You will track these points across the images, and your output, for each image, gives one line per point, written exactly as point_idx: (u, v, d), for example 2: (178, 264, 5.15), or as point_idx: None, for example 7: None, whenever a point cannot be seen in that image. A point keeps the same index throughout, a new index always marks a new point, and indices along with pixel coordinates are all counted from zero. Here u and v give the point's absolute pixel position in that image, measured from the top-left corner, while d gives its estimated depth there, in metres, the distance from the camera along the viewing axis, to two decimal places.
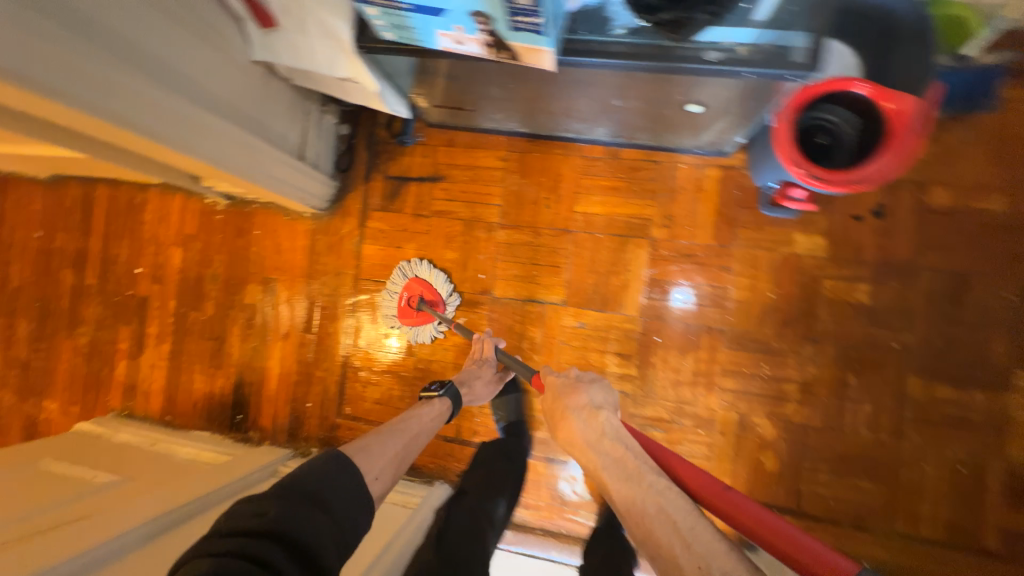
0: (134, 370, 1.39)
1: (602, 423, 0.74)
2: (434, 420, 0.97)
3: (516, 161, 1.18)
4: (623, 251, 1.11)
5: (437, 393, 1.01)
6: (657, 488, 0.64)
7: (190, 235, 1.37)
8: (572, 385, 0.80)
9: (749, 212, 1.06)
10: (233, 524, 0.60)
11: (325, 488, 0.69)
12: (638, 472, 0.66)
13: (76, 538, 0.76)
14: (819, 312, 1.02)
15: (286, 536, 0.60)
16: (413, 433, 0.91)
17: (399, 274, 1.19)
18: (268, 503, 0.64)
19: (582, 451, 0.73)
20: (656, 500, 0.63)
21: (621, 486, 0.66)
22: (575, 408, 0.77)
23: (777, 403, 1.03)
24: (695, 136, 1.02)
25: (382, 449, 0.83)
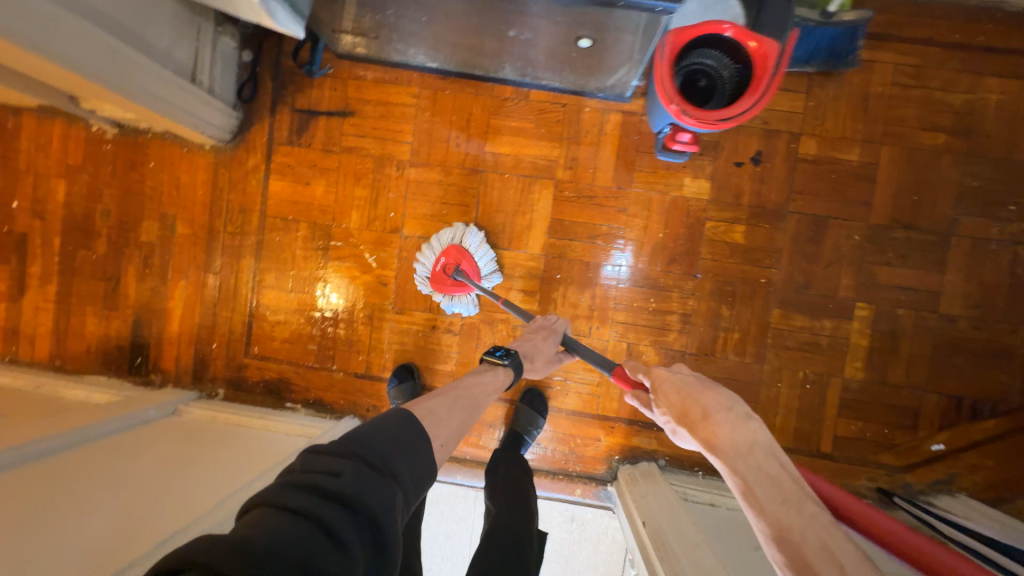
0: (15, 313, 1.29)
1: (752, 432, 0.61)
2: (497, 391, 0.89)
3: (427, 99, 1.17)
4: (529, 192, 1.15)
5: (502, 361, 0.92)
6: (820, 520, 0.52)
7: (75, 167, 1.26)
8: (700, 382, 0.68)
9: (645, 157, 1.13)
10: (302, 480, 0.53)
11: (397, 459, 0.61)
12: (797, 499, 0.54)
13: None
14: (701, 250, 1.12)
15: (358, 505, 0.52)
16: (477, 404, 0.83)
17: (441, 238, 1.12)
18: (343, 464, 0.56)
19: (724, 458, 0.59)
20: (821, 531, 0.51)
21: (776, 510, 0.53)
22: (714, 408, 0.64)
23: (661, 334, 1.13)
24: (596, 78, 1.06)
25: (450, 419, 0.76)
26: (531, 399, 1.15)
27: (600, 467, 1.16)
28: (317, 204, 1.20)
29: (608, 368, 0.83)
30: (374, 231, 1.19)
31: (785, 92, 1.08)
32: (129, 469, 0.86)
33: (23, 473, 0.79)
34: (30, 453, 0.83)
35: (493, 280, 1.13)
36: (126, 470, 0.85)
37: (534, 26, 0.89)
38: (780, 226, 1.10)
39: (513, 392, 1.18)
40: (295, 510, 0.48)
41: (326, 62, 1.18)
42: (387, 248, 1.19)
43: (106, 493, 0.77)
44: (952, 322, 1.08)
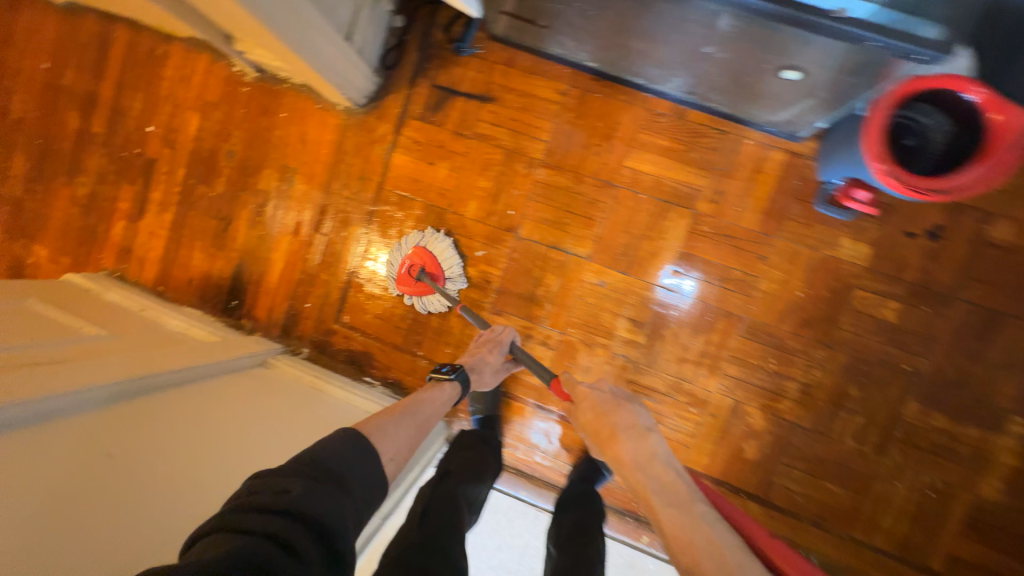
0: (132, 233, 1.33)
1: (651, 447, 0.70)
2: (445, 407, 0.90)
3: (574, 99, 1.10)
4: (663, 218, 1.07)
5: (448, 377, 0.94)
6: (707, 518, 0.61)
7: (211, 103, 1.28)
8: (613, 402, 0.78)
9: (802, 206, 1.02)
10: (258, 499, 0.53)
11: (350, 469, 0.63)
12: (685, 500, 0.64)
13: (72, 376, 0.75)
14: (842, 319, 1.01)
15: (312, 515, 0.53)
16: (427, 420, 0.84)
17: (412, 239, 1.14)
18: (290, 480, 0.56)
19: (629, 472, 0.69)
20: (704, 529, 0.59)
21: (669, 510, 0.63)
22: (623, 427, 0.73)
23: (774, 399, 1.04)
24: (773, 111, 0.95)
25: (395, 435, 0.76)
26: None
27: None
28: (436, 186, 1.16)
29: (545, 379, 0.91)
30: (489, 225, 1.14)
31: None
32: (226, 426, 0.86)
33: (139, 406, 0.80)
34: (146, 385, 0.84)
35: (460, 284, 1.13)
36: (223, 426, 0.85)
37: (736, 49, 0.80)
38: (943, 313, 0.97)
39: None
40: (247, 530, 0.49)
41: (477, 42, 1.13)
42: (499, 245, 1.14)
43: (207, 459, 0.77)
44: None
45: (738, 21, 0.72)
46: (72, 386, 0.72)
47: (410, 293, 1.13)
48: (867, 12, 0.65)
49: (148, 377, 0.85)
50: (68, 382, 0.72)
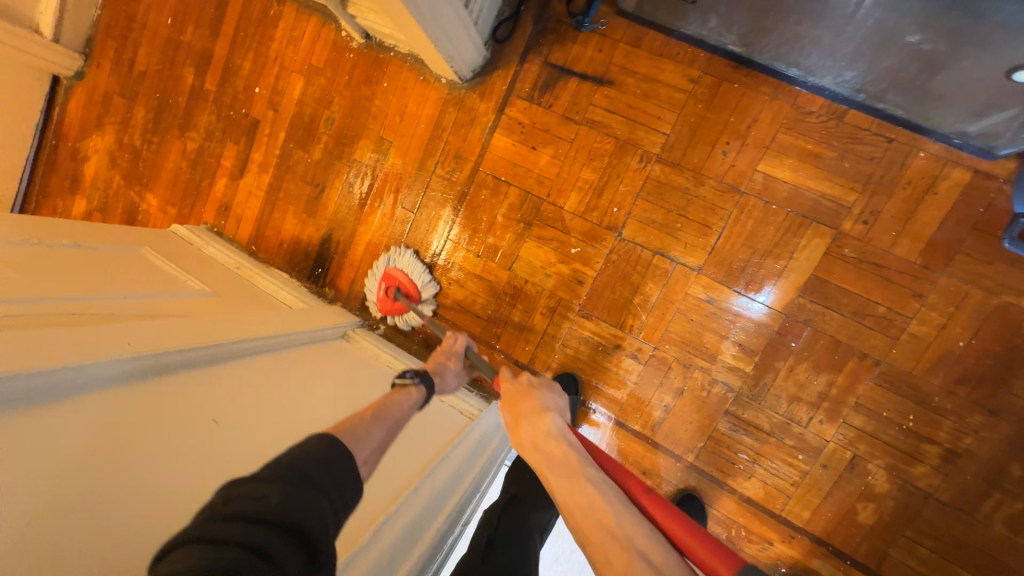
0: (231, 191, 1.38)
1: (547, 424, 0.66)
2: (414, 411, 0.78)
3: (707, 88, 0.96)
4: (796, 234, 0.92)
5: (412, 382, 0.82)
6: (590, 477, 0.58)
7: (316, 68, 1.26)
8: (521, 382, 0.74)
9: (984, 240, 0.83)
10: (227, 508, 0.45)
11: (328, 471, 0.54)
12: (571, 464, 0.60)
13: (173, 333, 0.76)
14: (1014, 383, 0.83)
15: (292, 525, 0.46)
16: (398, 423, 0.72)
17: (381, 263, 1.19)
18: (268, 485, 0.48)
19: (529, 454, 0.65)
20: (588, 491, 0.56)
21: (558, 482, 0.59)
22: (522, 407, 0.70)
23: (905, 461, 0.88)
24: (969, 121, 0.77)
25: (370, 435, 0.65)
26: (690, 508, 0.97)
27: None
28: (536, 173, 1.08)
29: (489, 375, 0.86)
30: (588, 221, 1.05)
31: None
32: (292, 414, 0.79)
33: (208, 378, 0.75)
34: (220, 353, 0.80)
35: (432, 291, 1.16)
36: (288, 414, 0.78)
37: (955, 35, 0.63)
38: None
39: (664, 488, 1.02)
40: (214, 540, 0.41)
41: (601, 16, 1.02)
42: (597, 244, 1.05)
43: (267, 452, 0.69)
44: None
45: None
46: (147, 349, 0.68)
47: (389, 312, 1.18)
48: None
49: (240, 342, 0.85)
50: (144, 344, 0.69)
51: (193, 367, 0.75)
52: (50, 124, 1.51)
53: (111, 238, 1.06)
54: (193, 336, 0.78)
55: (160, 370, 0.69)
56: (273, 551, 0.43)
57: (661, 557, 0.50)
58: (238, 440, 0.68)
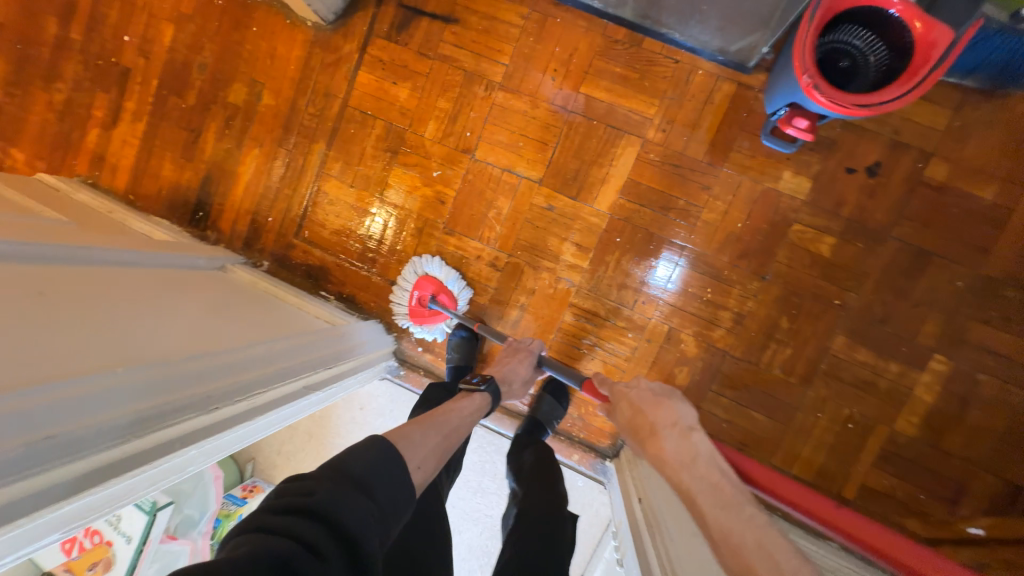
0: (105, 141, 1.37)
1: (692, 447, 0.73)
2: (478, 415, 0.88)
3: (535, 24, 1.11)
4: (613, 144, 1.08)
5: (480, 388, 0.93)
6: (749, 513, 0.58)
7: (186, 15, 1.29)
8: (654, 402, 0.83)
9: (749, 139, 1.03)
10: (282, 502, 0.52)
11: (376, 475, 0.59)
12: (733, 503, 0.60)
13: (9, 233, 0.78)
14: (778, 253, 1.03)
15: (337, 521, 0.51)
16: (456, 429, 0.81)
17: (409, 272, 1.16)
18: (319, 483, 0.54)
19: (674, 470, 0.68)
20: (744, 519, 0.56)
21: (717, 511, 0.59)
22: (666, 427, 0.78)
23: (707, 327, 1.06)
24: (722, 36, 0.96)
25: (420, 443, 0.71)
26: (555, 391, 1.12)
27: (604, 442, 1.13)
28: (398, 106, 1.19)
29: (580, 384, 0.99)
30: (446, 146, 1.16)
31: (926, 102, 0.97)
32: (186, 293, 0.91)
33: (97, 271, 0.84)
34: (100, 256, 0.88)
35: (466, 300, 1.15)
36: (188, 295, 0.90)
37: None
38: (876, 250, 0.99)
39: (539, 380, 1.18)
40: (275, 530, 0.48)
41: None
42: (454, 165, 1.16)
43: (180, 304, 0.81)
44: None
45: None
46: (34, 240, 0.78)
47: (424, 323, 1.14)
48: None
49: (91, 249, 0.87)
50: (30, 238, 0.78)
51: (81, 263, 0.83)
52: None
53: None
54: (80, 242, 0.88)
55: (43, 258, 0.78)
56: (318, 546, 0.48)
57: None
58: (157, 302, 0.78)
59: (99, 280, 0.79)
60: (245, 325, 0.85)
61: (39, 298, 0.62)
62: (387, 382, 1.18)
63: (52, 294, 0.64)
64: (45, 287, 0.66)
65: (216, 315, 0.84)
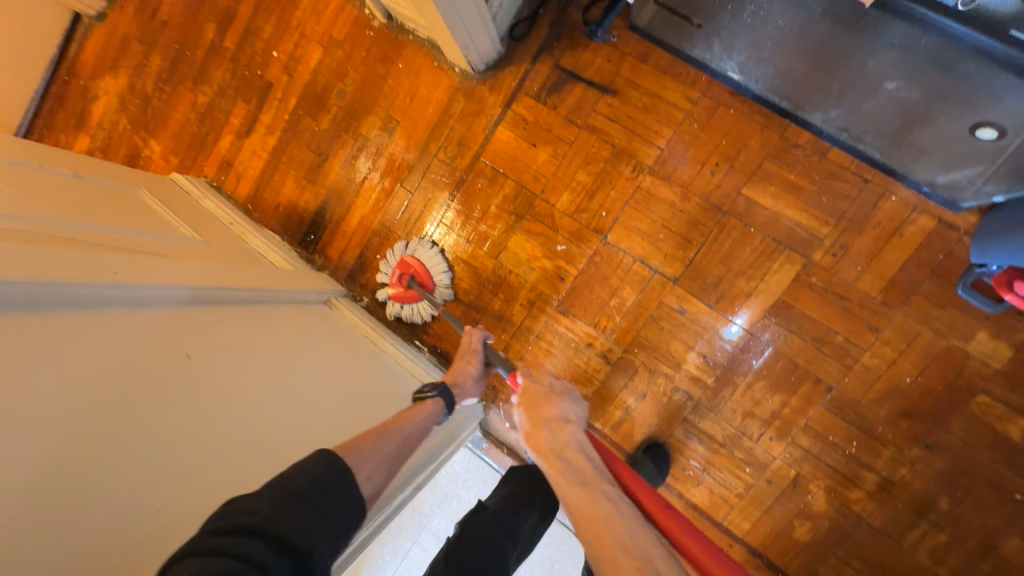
0: (236, 149, 1.40)
1: (568, 436, 0.72)
2: (429, 424, 0.79)
3: (703, 110, 1.01)
4: (769, 258, 0.97)
5: (430, 395, 0.83)
6: (609, 495, 0.63)
7: (335, 41, 1.29)
8: (547, 395, 0.78)
9: (939, 285, 0.89)
10: (219, 524, 0.44)
11: (321, 486, 0.52)
12: (592, 480, 0.65)
13: (171, 271, 0.79)
14: (951, 422, 0.88)
15: (284, 540, 0.45)
16: (409, 439, 0.72)
17: (399, 249, 1.20)
18: (259, 499, 0.47)
19: (548, 458, 0.69)
20: (606, 504, 0.61)
21: (576, 489, 0.64)
22: (545, 419, 0.74)
23: (844, 484, 0.93)
24: (940, 168, 0.84)
25: (375, 452, 0.64)
26: (656, 458, 1.00)
27: None
28: (533, 169, 1.12)
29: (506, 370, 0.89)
30: (578, 221, 1.09)
31: None
32: (255, 344, 0.81)
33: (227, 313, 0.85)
34: (176, 293, 0.77)
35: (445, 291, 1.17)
36: (255, 348, 0.81)
37: (929, 85, 0.73)
38: None
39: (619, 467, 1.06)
40: (211, 553, 0.41)
41: (614, 28, 1.06)
42: (582, 244, 1.09)
43: (243, 384, 0.72)
44: None
45: (929, 62, 0.70)
46: (100, 278, 0.64)
47: (400, 300, 1.18)
48: None
49: (226, 289, 0.88)
50: (99, 274, 0.65)
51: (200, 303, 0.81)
52: (65, 61, 1.54)
53: (105, 176, 1.07)
54: (161, 272, 0.77)
55: (113, 302, 0.66)
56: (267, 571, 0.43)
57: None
58: (259, 373, 0.76)
59: (163, 338, 0.68)
60: (305, 411, 0.77)
61: (79, 426, 0.51)
62: (466, 450, 1.14)
63: (96, 408, 0.53)
64: (91, 385, 0.55)
65: (279, 398, 0.75)
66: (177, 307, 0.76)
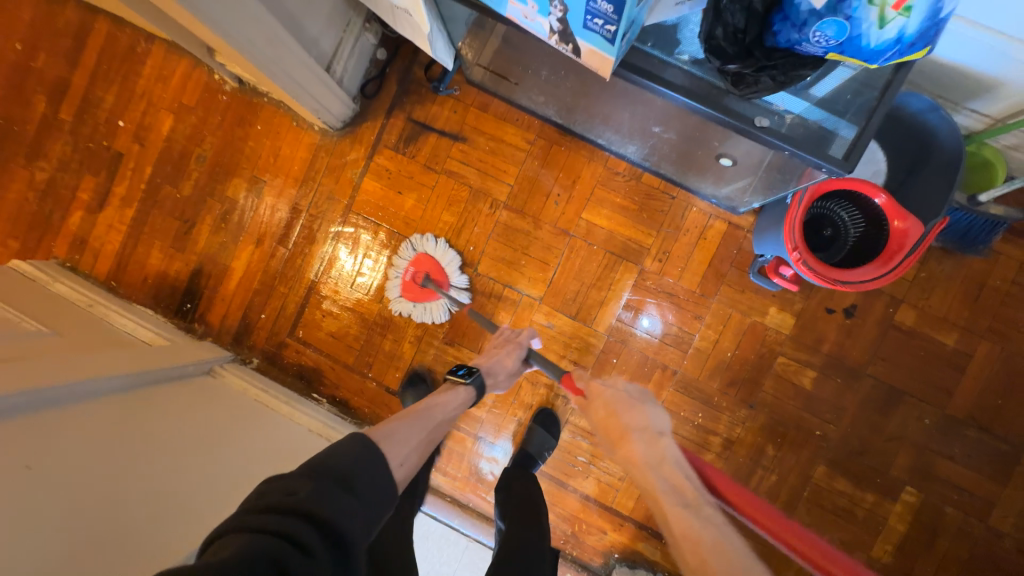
0: (89, 225, 1.32)
1: (663, 451, 0.67)
2: (459, 410, 0.89)
3: (541, 149, 1.16)
4: (612, 269, 1.13)
5: (464, 379, 0.93)
6: (716, 521, 0.58)
7: (187, 107, 1.28)
8: (629, 400, 0.75)
9: (738, 274, 1.10)
10: (262, 501, 0.54)
11: (357, 470, 0.62)
12: (696, 503, 0.61)
13: (21, 377, 0.77)
14: (764, 383, 1.09)
15: (321, 517, 0.54)
16: (437, 426, 0.83)
17: (409, 248, 1.18)
18: (300, 481, 0.57)
19: (640, 472, 0.66)
20: (713, 531, 0.57)
21: (679, 512, 0.60)
22: (635, 428, 0.71)
23: (697, 449, 1.10)
24: (716, 185, 1.06)
25: (406, 439, 0.75)
26: (545, 420, 1.14)
27: (596, 558, 1.13)
28: (403, 215, 1.20)
29: (556, 375, 0.89)
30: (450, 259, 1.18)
31: None
32: (149, 426, 0.85)
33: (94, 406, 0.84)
34: (27, 400, 0.75)
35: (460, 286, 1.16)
36: (136, 433, 0.82)
37: (679, 129, 0.94)
38: (852, 386, 1.07)
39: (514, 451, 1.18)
40: (254, 528, 0.50)
41: (454, 83, 1.18)
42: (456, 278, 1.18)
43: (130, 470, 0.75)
44: (998, 538, 1.04)
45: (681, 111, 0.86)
46: None
47: (415, 299, 1.17)
48: (803, 108, 0.77)
49: (96, 379, 0.87)
50: None
51: (62, 405, 0.80)
52: None
53: None
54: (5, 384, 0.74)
55: None
56: (296, 537, 0.51)
57: None
58: (143, 458, 0.78)
59: (41, 449, 0.70)
60: (220, 471, 0.85)
61: None
62: None
63: None
64: None
65: (189, 469, 0.82)
66: (36, 416, 0.75)
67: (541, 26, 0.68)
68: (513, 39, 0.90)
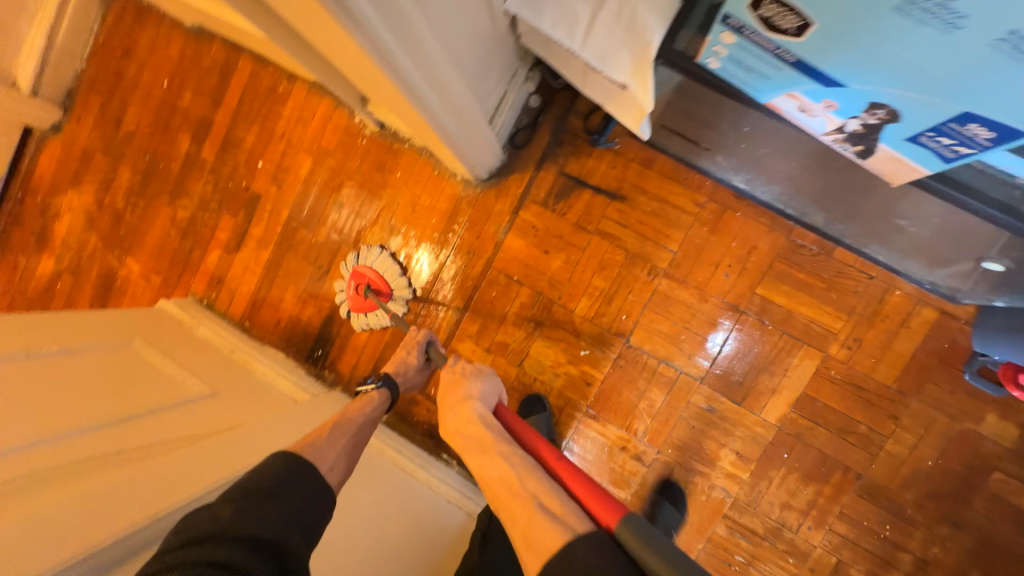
0: (225, 264, 1.32)
1: (469, 412, 0.65)
2: (379, 412, 0.83)
3: (712, 215, 1.04)
4: (789, 353, 1.01)
5: (375, 386, 0.86)
6: (506, 453, 0.57)
7: (326, 149, 1.25)
8: (458, 379, 0.72)
9: (947, 371, 0.95)
10: (181, 537, 0.52)
11: (282, 485, 0.60)
12: (489, 445, 0.59)
13: (214, 464, 0.74)
14: (973, 500, 0.94)
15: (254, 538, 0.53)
16: (361, 426, 0.78)
17: (352, 259, 1.21)
18: (223, 506, 0.55)
19: (454, 439, 0.65)
20: (499, 464, 0.56)
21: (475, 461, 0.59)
22: (454, 401, 0.68)
23: (882, 566, 0.97)
24: (928, 268, 0.90)
25: (331, 445, 0.70)
26: (672, 495, 1.03)
27: None
28: (548, 276, 1.12)
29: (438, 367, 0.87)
30: (598, 326, 1.09)
31: None
32: None
33: None
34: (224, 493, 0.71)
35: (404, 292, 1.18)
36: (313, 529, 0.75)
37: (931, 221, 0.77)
38: None
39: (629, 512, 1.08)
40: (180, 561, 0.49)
41: (615, 135, 1.08)
42: (605, 347, 1.09)
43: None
44: None
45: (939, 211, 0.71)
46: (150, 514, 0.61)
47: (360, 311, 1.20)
48: None
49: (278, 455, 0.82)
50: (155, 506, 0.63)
51: None
52: (19, 176, 1.44)
53: (95, 334, 0.99)
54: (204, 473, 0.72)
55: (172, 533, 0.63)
56: (239, 562, 0.50)
57: (561, 506, 0.50)
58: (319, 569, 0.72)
59: None
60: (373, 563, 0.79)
61: None
62: None
63: None
64: None
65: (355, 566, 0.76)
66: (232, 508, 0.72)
67: (819, 125, 0.63)
68: (718, 105, 0.75)
